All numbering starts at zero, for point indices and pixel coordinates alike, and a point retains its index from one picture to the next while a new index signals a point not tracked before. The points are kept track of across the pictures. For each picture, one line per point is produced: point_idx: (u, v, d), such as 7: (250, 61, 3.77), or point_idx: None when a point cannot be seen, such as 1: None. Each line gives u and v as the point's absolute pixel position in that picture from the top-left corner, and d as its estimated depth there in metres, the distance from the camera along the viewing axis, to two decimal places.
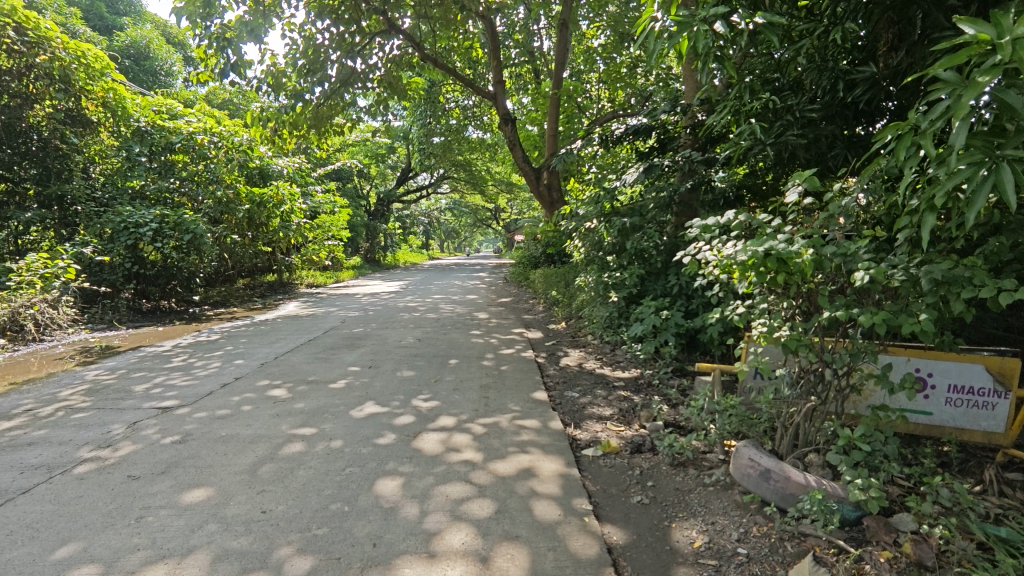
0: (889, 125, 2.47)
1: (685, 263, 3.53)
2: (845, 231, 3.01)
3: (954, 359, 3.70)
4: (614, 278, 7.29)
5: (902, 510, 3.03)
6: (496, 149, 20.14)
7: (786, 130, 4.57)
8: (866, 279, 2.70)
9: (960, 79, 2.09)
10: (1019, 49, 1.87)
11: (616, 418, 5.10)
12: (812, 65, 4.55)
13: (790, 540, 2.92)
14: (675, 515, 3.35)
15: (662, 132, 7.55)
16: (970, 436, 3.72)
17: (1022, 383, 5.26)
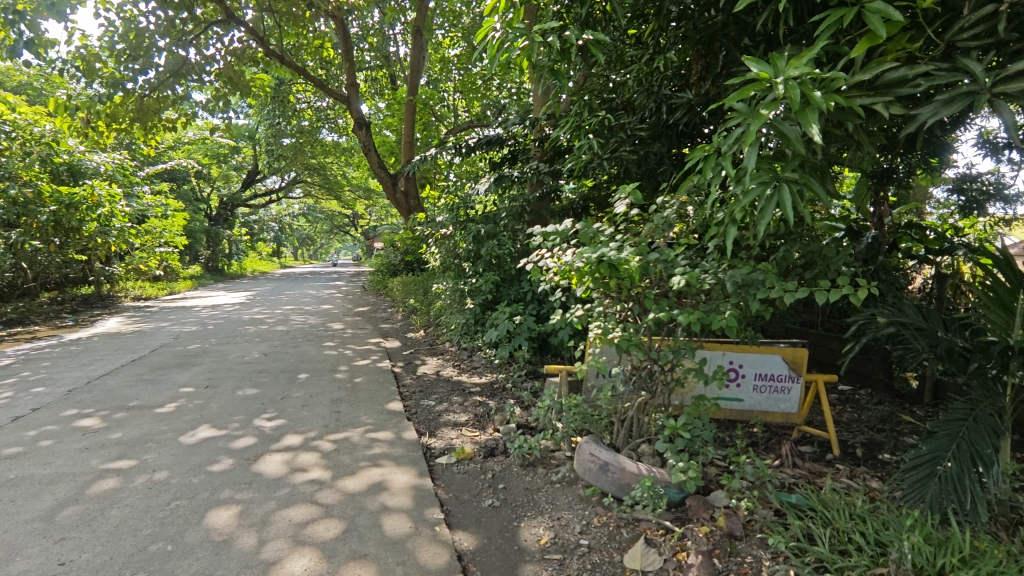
0: (697, 147, 2.77)
1: (528, 270, 3.69)
2: (666, 240, 3.33)
3: (758, 351, 4.24)
4: (471, 285, 7.37)
5: (717, 488, 3.41)
6: (351, 153, 19.50)
7: (620, 147, 4.97)
8: (683, 283, 3.03)
9: (749, 109, 2.41)
10: (791, 87, 2.19)
11: (471, 423, 5.15)
12: (641, 87, 4.98)
13: (625, 527, 3.16)
14: (524, 514, 3.46)
15: (514, 144, 7.87)
16: (771, 417, 4.30)
17: (810, 368, 6.23)
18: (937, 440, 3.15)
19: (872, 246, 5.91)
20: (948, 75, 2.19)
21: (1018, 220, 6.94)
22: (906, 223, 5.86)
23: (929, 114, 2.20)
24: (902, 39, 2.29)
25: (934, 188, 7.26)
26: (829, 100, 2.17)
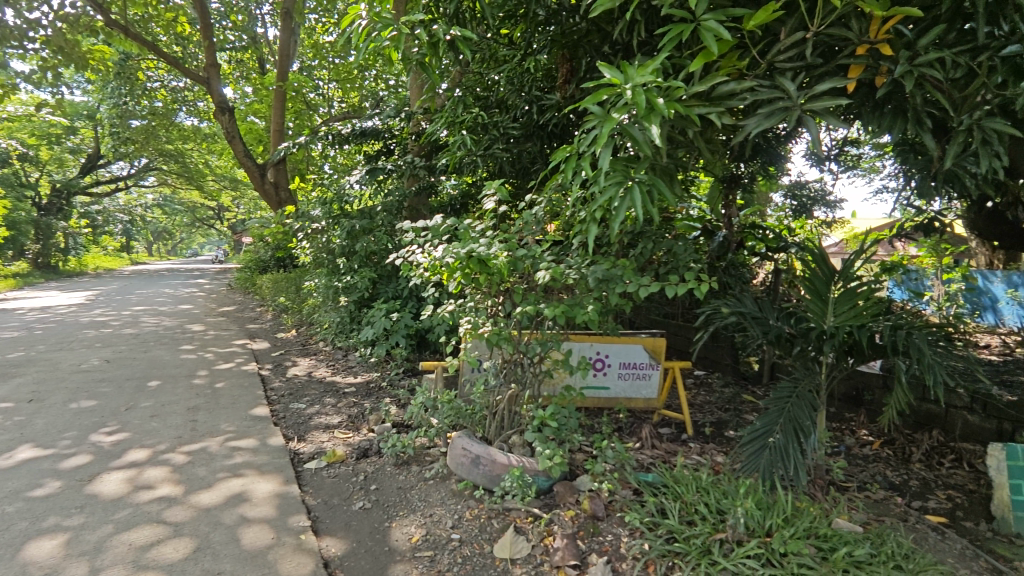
0: (560, 147, 2.89)
1: (398, 265, 3.66)
2: (533, 237, 3.45)
3: (622, 342, 4.52)
4: (345, 282, 7.10)
5: (582, 472, 3.59)
6: (214, 140, 17.94)
7: (494, 144, 5.05)
8: (547, 278, 3.16)
9: (603, 113, 2.55)
10: (638, 94, 2.36)
11: (343, 425, 4.97)
12: (513, 87, 5.09)
13: (496, 517, 3.23)
14: (395, 514, 3.40)
15: (390, 137, 7.69)
16: (634, 403, 4.61)
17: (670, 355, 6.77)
18: (769, 416, 3.57)
19: (723, 244, 6.54)
20: (768, 91, 2.47)
21: (837, 223, 8.04)
22: (749, 224, 6.62)
23: (754, 125, 2.47)
24: (732, 57, 2.54)
25: (772, 193, 8.17)
26: (670, 107, 2.36)
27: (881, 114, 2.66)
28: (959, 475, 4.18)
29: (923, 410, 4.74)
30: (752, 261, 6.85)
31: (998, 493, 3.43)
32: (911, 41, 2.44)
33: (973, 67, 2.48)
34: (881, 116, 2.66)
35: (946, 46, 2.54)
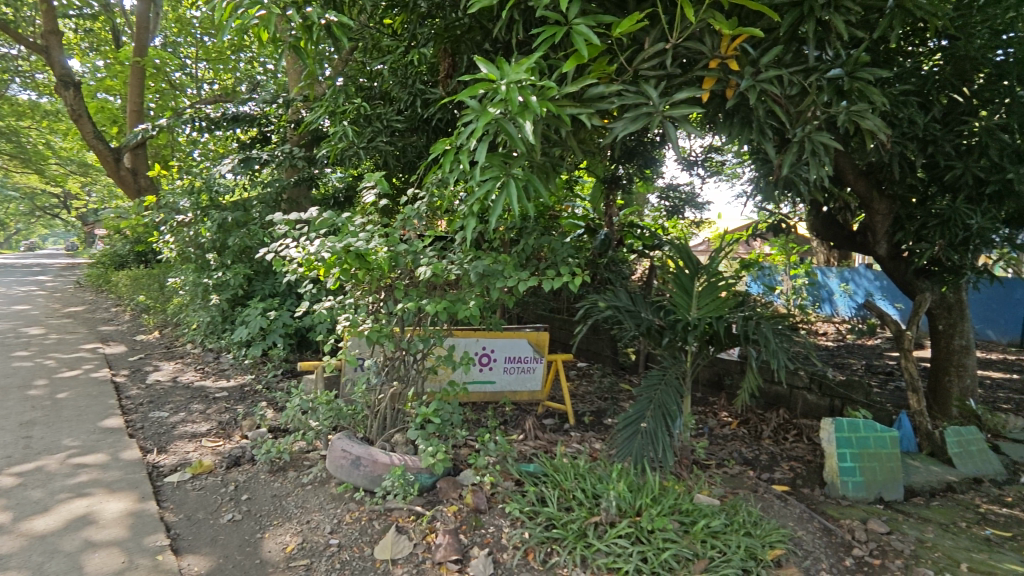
0: (439, 141, 2.87)
1: (270, 260, 3.45)
2: (415, 232, 3.41)
3: (507, 336, 4.61)
4: (216, 279, 6.53)
5: (466, 467, 3.61)
6: (57, 118, 15.80)
7: (377, 136, 4.91)
8: (428, 273, 3.14)
9: (480, 108, 2.58)
10: (513, 92, 2.41)
11: (212, 433, 4.61)
12: (397, 78, 4.97)
13: (377, 518, 3.17)
14: (269, 523, 3.22)
15: (266, 125, 7.23)
16: (519, 396, 4.72)
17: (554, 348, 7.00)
18: (640, 403, 3.82)
19: (605, 242, 6.88)
20: (634, 96, 2.64)
21: (704, 224, 8.74)
22: (627, 222, 7.01)
23: (621, 127, 2.62)
24: (602, 61, 2.68)
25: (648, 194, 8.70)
26: (543, 106, 2.45)
27: (731, 123, 2.92)
28: (800, 447, 4.73)
29: (772, 392, 5.37)
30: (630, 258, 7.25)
31: (828, 461, 3.92)
32: (755, 58, 2.72)
33: (805, 86, 2.81)
34: (731, 125, 2.92)
35: (784, 65, 2.86)
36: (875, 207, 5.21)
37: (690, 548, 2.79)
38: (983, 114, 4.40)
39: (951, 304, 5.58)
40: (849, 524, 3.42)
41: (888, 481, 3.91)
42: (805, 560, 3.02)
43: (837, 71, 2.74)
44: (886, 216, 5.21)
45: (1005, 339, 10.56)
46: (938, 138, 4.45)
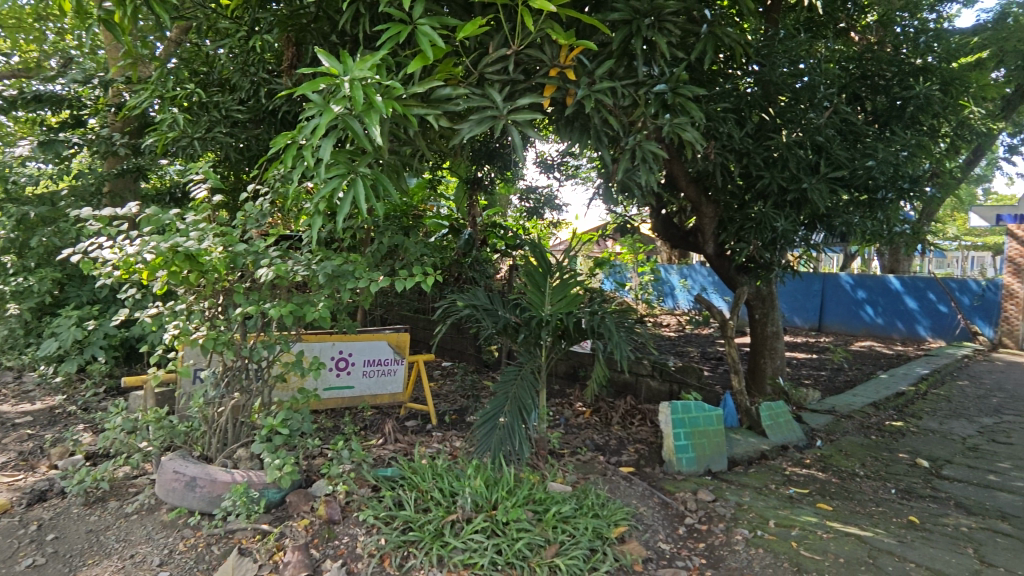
0: (280, 135, 2.71)
1: (77, 262, 3.01)
2: (257, 230, 3.20)
3: (366, 338, 4.50)
4: (14, 284, 5.54)
5: (318, 477, 3.44)
6: None
7: (214, 126, 4.49)
8: (271, 274, 2.96)
9: (322, 103, 2.48)
10: (355, 89, 2.35)
11: (9, 466, 3.91)
12: (235, 64, 4.57)
13: (217, 543, 2.92)
14: (82, 564, 2.82)
15: (78, 107, 6.31)
16: (380, 399, 4.60)
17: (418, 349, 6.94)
18: (497, 399, 3.91)
19: (469, 241, 6.98)
20: (479, 99, 2.72)
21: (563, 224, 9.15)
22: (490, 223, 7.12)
23: (467, 129, 2.68)
24: (448, 63, 2.70)
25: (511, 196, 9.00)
26: (388, 105, 2.43)
27: (571, 129, 3.10)
28: (644, 430, 5.15)
29: (623, 380, 5.85)
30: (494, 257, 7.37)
31: (665, 441, 4.30)
32: (591, 70, 2.92)
33: (636, 98, 3.07)
34: (572, 131, 3.09)
35: (617, 78, 3.09)
36: (703, 209, 5.88)
37: (542, 535, 2.92)
38: (784, 132, 5.12)
39: (764, 296, 6.42)
40: (683, 496, 3.80)
41: (714, 453, 4.40)
42: (645, 533, 3.29)
43: (662, 86, 3.03)
44: (712, 219, 5.87)
45: (808, 324, 12.39)
46: (751, 151, 5.11)
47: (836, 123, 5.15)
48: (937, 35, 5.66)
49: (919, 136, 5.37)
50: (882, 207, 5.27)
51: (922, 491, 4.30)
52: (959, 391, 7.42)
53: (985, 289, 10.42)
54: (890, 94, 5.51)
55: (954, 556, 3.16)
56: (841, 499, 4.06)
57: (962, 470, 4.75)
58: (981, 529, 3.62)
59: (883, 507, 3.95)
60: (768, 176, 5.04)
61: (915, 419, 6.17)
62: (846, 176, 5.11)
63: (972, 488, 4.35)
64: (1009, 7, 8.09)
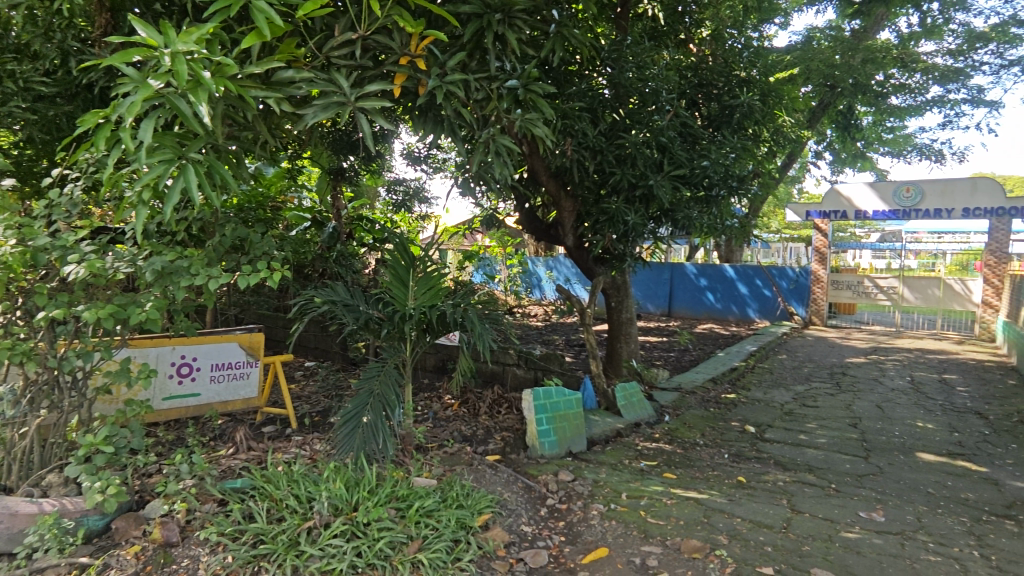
0: (88, 112, 2.36)
1: None
2: (64, 222, 2.79)
3: (212, 341, 4.13)
4: None
5: (153, 497, 3.10)
6: None
7: (9, 99, 3.82)
8: (82, 272, 2.58)
9: (140, 77, 2.21)
10: (179, 64, 2.12)
11: None
12: (35, 27, 3.91)
13: None
14: None
15: None
16: (231, 406, 4.24)
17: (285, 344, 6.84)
18: (359, 397, 3.78)
19: (334, 235, 6.69)
20: (324, 84, 2.62)
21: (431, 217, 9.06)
22: (356, 215, 6.86)
23: (311, 115, 2.59)
24: (290, 43, 2.55)
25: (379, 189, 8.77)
26: (219, 83, 2.24)
27: (425, 120, 3.08)
28: (510, 418, 5.28)
29: (490, 370, 5.95)
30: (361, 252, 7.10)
31: (529, 427, 4.45)
32: (442, 61, 2.92)
33: (488, 91, 3.13)
34: (426, 122, 3.07)
35: (470, 71, 3.13)
36: (562, 203, 6.13)
37: (405, 532, 2.89)
38: (633, 132, 5.48)
39: (620, 285, 6.87)
40: (545, 479, 3.96)
41: (575, 435, 4.64)
42: (508, 518, 3.38)
43: (514, 82, 3.11)
44: (571, 212, 6.16)
45: (659, 310, 13.49)
46: (604, 149, 5.40)
47: (676, 126, 5.62)
48: (757, 52, 6.39)
49: (744, 141, 6.03)
50: (716, 203, 5.85)
51: (749, 453, 4.88)
52: (779, 363, 8.54)
53: (799, 275, 12.13)
54: (721, 102, 6.12)
55: (772, 508, 3.63)
56: (684, 467, 4.48)
57: (780, 432, 5.46)
58: (793, 482, 4.20)
59: (717, 471, 4.43)
60: (620, 173, 5.38)
61: (745, 391, 6.99)
62: (686, 174, 5.60)
63: (787, 448, 5.02)
64: (813, 33, 9.36)
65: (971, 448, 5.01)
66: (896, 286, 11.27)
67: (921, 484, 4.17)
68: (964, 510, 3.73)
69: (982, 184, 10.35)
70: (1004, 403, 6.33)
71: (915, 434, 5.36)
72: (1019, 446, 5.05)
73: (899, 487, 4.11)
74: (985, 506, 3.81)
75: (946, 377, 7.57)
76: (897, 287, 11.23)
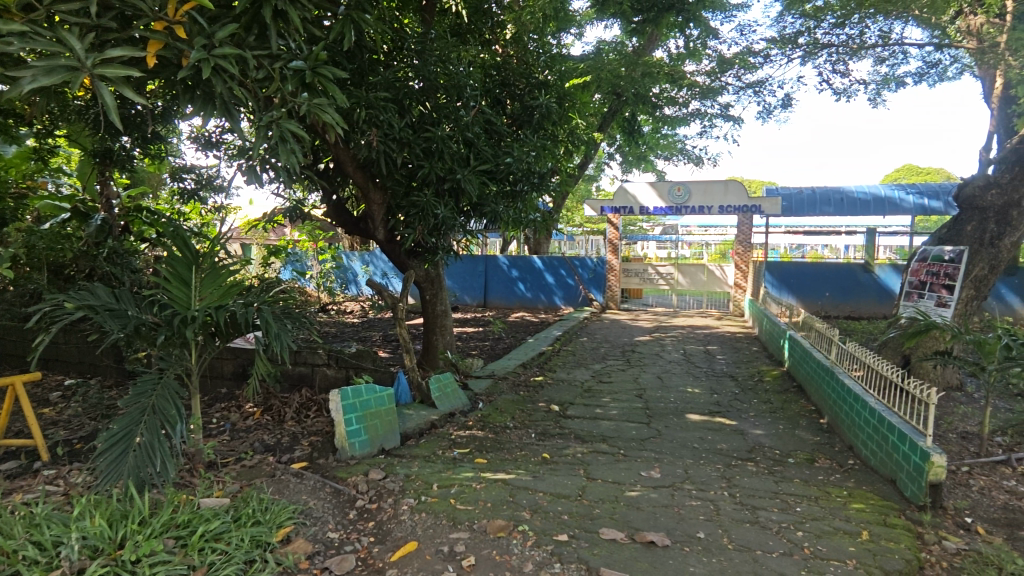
0: None
1: None
2: None
3: None
4: None
5: None
6: None
7: None
8: None
9: None
10: None
11: None
12: None
13: None
14: None
15: None
16: None
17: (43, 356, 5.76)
18: (128, 416, 3.23)
19: (102, 229, 5.59)
20: (47, 44, 2.29)
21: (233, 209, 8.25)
22: (135, 206, 5.84)
23: (29, 79, 2.24)
24: None
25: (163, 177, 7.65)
26: None
27: (193, 96, 2.91)
28: (319, 421, 5.02)
29: (296, 372, 5.58)
30: (142, 249, 6.06)
31: (338, 428, 4.25)
32: (210, 31, 2.73)
33: (270, 71, 2.99)
34: (194, 98, 2.90)
35: (247, 46, 2.96)
36: (371, 195, 5.97)
37: (185, 562, 2.55)
38: (440, 125, 5.50)
39: (433, 278, 6.87)
40: (355, 480, 3.83)
41: (388, 432, 4.56)
42: (312, 528, 3.20)
43: (298, 63, 3.02)
44: (380, 205, 6.01)
45: (475, 301, 13.92)
46: (411, 141, 5.33)
47: (481, 122, 5.76)
48: (553, 58, 6.82)
49: (543, 140, 6.42)
50: (520, 198, 6.14)
51: (553, 431, 5.27)
52: (581, 345, 9.36)
53: (596, 265, 13.42)
54: (522, 101, 6.44)
55: (570, 478, 3.95)
56: (495, 451, 4.67)
57: (580, 409, 5.98)
58: (589, 452, 4.63)
59: (525, 451, 4.69)
60: (427, 166, 5.38)
61: (551, 373, 7.54)
62: (492, 169, 5.78)
63: (586, 421, 5.52)
64: (603, 45, 10.33)
65: (726, 405, 6.00)
66: (672, 273, 13.09)
67: (689, 441, 4.88)
68: (719, 458, 4.46)
69: (732, 186, 12.30)
70: (748, 367, 7.71)
71: (686, 398, 6.26)
72: (758, 401, 6.19)
73: (672, 445, 4.77)
74: (734, 453, 4.60)
75: (709, 348, 8.98)
76: (673, 273, 13.03)
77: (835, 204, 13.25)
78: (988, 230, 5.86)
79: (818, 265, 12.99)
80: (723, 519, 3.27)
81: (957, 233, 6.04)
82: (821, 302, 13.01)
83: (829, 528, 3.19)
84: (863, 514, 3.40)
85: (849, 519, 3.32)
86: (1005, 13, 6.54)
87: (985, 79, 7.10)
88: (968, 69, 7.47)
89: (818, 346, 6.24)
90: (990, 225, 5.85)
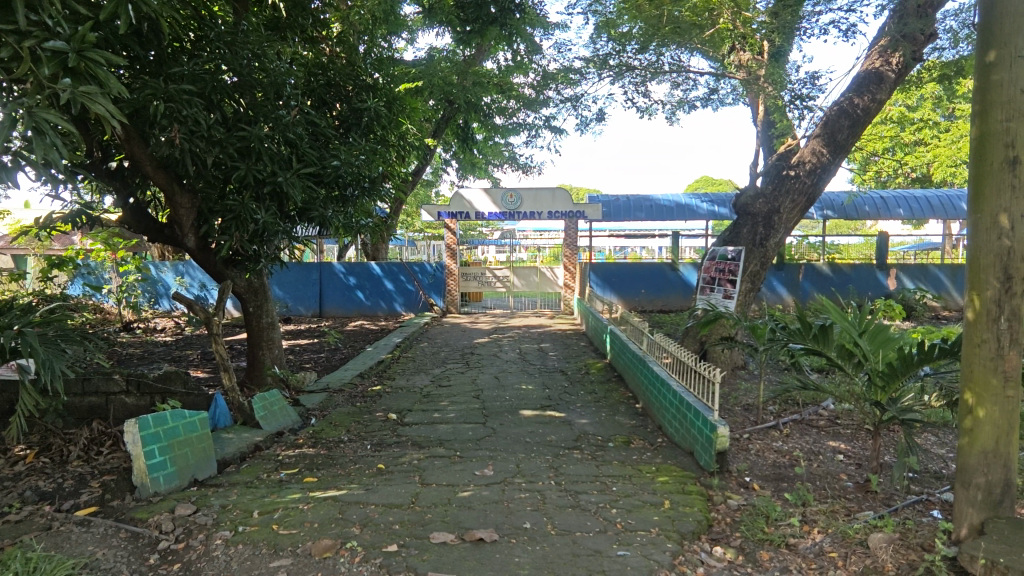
0: None
1: None
2: None
3: None
4: None
5: None
6: None
7: None
8: None
9: None
10: None
11: None
12: None
13: None
14: None
15: None
16: None
17: None
18: None
19: None
20: None
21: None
22: None
23: None
24: None
25: None
26: None
27: None
28: (114, 458, 4.37)
29: (84, 404, 4.79)
30: None
31: (136, 463, 3.74)
32: None
33: (18, 50, 2.73)
34: None
35: None
36: (177, 199, 5.30)
37: None
38: (257, 124, 5.08)
39: (256, 289, 6.34)
40: (157, 520, 3.38)
41: (201, 461, 4.10)
42: None
43: (58, 44, 2.77)
44: (189, 209, 5.37)
45: (310, 311, 13.21)
46: (222, 140, 4.86)
47: (304, 123, 5.44)
48: (381, 61, 6.68)
49: (373, 143, 6.24)
50: (350, 202, 5.93)
51: (389, 440, 5.15)
52: (421, 351, 9.30)
53: (435, 270, 13.46)
54: (350, 104, 6.22)
55: (404, 486, 3.89)
56: (326, 468, 4.43)
57: (418, 415, 5.92)
58: (425, 458, 4.59)
59: (358, 464, 4.53)
60: (243, 167, 4.94)
61: (389, 381, 7.37)
62: (317, 173, 5.47)
63: (423, 427, 5.48)
64: (434, 52, 10.42)
65: (556, 399, 6.39)
66: (508, 276, 13.58)
67: (521, 436, 5.10)
68: (548, 450, 4.73)
69: (559, 193, 13.15)
70: (577, 361, 8.26)
71: (520, 395, 6.54)
72: (585, 392, 6.67)
73: (505, 442, 4.95)
74: (561, 444, 4.89)
75: (542, 346, 9.46)
76: (509, 276, 13.56)
77: (645, 210, 14.76)
78: (758, 232, 6.92)
79: (634, 266, 14.39)
80: (547, 507, 3.46)
81: (737, 235, 7.06)
82: (638, 299, 14.45)
83: (639, 502, 3.53)
84: (667, 486, 3.82)
85: (655, 492, 3.71)
86: (763, 51, 7.84)
87: (752, 106, 8.41)
88: (741, 96, 8.78)
89: (634, 338, 6.90)
90: (760, 228, 6.91)
